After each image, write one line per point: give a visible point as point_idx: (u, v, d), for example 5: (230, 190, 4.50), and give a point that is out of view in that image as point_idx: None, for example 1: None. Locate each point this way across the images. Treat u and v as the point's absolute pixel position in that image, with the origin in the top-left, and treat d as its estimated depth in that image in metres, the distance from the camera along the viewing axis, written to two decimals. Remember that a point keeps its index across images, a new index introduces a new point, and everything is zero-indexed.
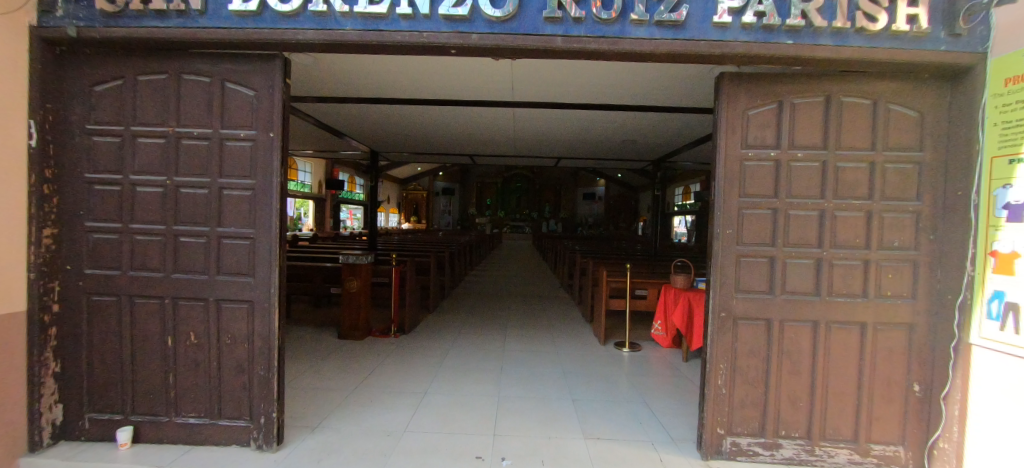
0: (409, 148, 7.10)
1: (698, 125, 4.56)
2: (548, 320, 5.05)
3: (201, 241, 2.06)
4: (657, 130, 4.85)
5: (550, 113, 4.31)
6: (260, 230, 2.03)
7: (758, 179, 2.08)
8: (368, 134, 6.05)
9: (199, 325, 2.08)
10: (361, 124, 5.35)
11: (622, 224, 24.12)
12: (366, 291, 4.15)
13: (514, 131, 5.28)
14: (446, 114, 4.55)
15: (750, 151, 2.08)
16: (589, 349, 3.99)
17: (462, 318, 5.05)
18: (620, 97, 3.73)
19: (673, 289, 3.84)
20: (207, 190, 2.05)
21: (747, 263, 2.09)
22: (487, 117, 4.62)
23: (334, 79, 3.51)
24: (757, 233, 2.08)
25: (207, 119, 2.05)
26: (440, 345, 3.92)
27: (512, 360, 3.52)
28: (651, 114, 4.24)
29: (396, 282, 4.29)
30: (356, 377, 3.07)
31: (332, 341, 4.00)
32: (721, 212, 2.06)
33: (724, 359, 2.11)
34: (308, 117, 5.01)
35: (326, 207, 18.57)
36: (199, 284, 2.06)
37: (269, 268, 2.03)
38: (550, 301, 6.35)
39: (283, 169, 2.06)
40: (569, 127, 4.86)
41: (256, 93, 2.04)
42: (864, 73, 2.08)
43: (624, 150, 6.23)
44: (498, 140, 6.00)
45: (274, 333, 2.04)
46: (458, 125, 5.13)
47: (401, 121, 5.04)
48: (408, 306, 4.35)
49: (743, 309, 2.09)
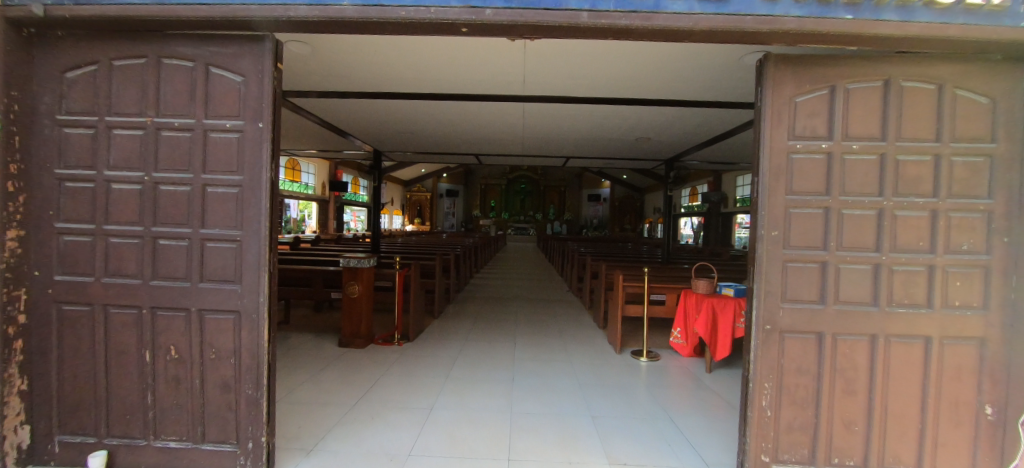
0: (413, 147, 6.91)
1: (718, 121, 4.32)
2: (559, 326, 4.81)
3: (182, 244, 1.85)
4: (674, 127, 4.60)
5: (562, 109, 4.08)
6: (247, 231, 1.81)
7: (808, 174, 1.84)
8: (371, 132, 5.85)
9: (180, 338, 1.86)
10: (364, 121, 5.14)
11: (627, 226, 23.83)
12: (368, 293, 3.91)
13: (523, 129, 5.05)
14: (452, 110, 4.34)
15: (798, 143, 1.84)
16: (604, 358, 3.74)
17: (469, 324, 4.83)
18: (638, 90, 3.49)
19: (694, 295, 3.59)
20: (190, 187, 1.84)
21: (795, 269, 1.85)
22: (495, 113, 4.39)
23: (334, 71, 3.30)
24: (807, 235, 1.84)
25: (189, 108, 1.85)
26: (446, 354, 3.69)
27: (523, 372, 3.28)
28: (670, 110, 3.99)
29: (400, 286, 4.07)
30: (357, 391, 2.85)
31: (332, 349, 3.78)
32: (767, 212, 1.82)
33: (769, 377, 1.86)
34: (309, 113, 4.83)
35: (330, 209, 18.46)
36: (180, 292, 1.85)
37: (257, 275, 1.81)
38: (560, 306, 6.10)
39: (274, 163, 1.84)
40: (581, 123, 4.63)
41: (243, 79, 1.83)
42: (929, 54, 1.83)
43: (636, 149, 5.99)
44: (506, 139, 5.78)
45: (263, 348, 1.82)
46: (464, 123, 4.91)
47: (404, 118, 4.83)
48: (412, 312, 4.13)
49: (790, 321, 1.85)
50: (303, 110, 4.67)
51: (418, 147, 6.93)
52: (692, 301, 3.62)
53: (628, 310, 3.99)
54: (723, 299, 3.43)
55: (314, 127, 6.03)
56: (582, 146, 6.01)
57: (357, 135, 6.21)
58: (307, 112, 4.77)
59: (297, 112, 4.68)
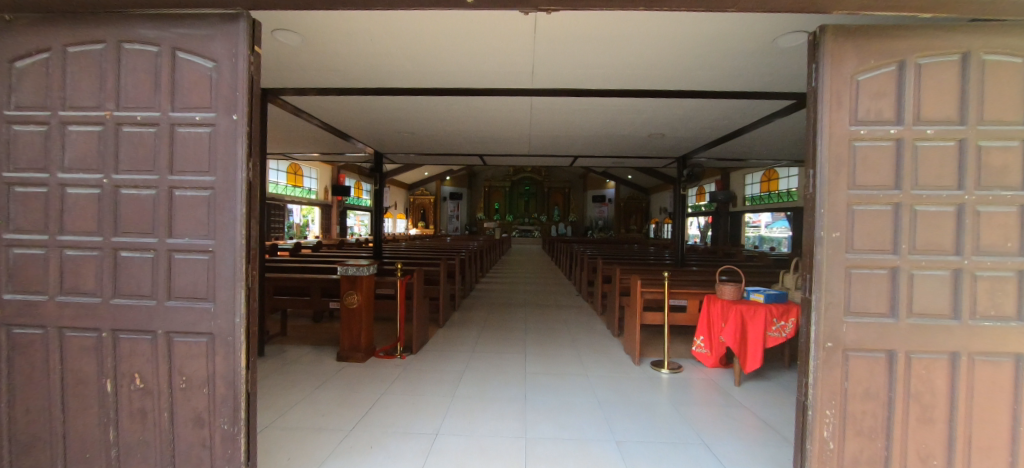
0: (416, 148, 6.68)
1: (740, 114, 4.02)
2: (571, 334, 4.53)
3: (147, 256, 1.60)
4: (691, 121, 4.31)
5: (572, 103, 3.82)
6: (220, 241, 1.57)
7: (874, 164, 1.57)
8: (371, 133, 5.61)
9: (146, 364, 1.61)
10: (363, 121, 4.89)
11: (633, 227, 23.46)
12: (368, 303, 3.64)
13: (530, 126, 4.79)
14: (455, 106, 4.09)
15: (862, 129, 1.57)
16: (622, 370, 3.46)
17: (476, 333, 4.56)
18: (655, 80, 3.22)
19: (719, 302, 3.30)
20: (155, 191, 1.60)
21: (860, 276, 1.57)
22: (500, 109, 4.13)
23: (327, 64, 3.07)
24: (874, 236, 1.57)
25: (154, 100, 1.61)
26: (452, 368, 3.42)
27: (536, 388, 3.02)
28: (688, 102, 3.71)
29: (402, 294, 3.81)
30: (353, 413, 2.59)
31: (329, 364, 3.53)
32: (827, 210, 1.55)
33: (832, 402, 1.58)
34: (306, 113, 4.62)
35: (332, 214, 18.33)
36: (145, 312, 1.60)
37: (232, 291, 1.56)
38: (571, 312, 5.80)
39: (251, 162, 1.60)
40: (592, 119, 4.36)
41: (215, 64, 1.59)
42: (1015, 20, 1.55)
43: (648, 146, 5.71)
44: (512, 138, 5.51)
45: (239, 376, 1.57)
46: (468, 120, 4.65)
47: (405, 116, 4.59)
48: (415, 322, 3.86)
49: (855, 337, 1.57)
50: (299, 110, 4.46)
51: (421, 148, 6.68)
52: (717, 307, 3.30)
53: (647, 318, 3.69)
54: (752, 305, 3.12)
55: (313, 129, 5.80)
56: (591, 144, 5.74)
57: (357, 137, 5.98)
58: (304, 113, 4.56)
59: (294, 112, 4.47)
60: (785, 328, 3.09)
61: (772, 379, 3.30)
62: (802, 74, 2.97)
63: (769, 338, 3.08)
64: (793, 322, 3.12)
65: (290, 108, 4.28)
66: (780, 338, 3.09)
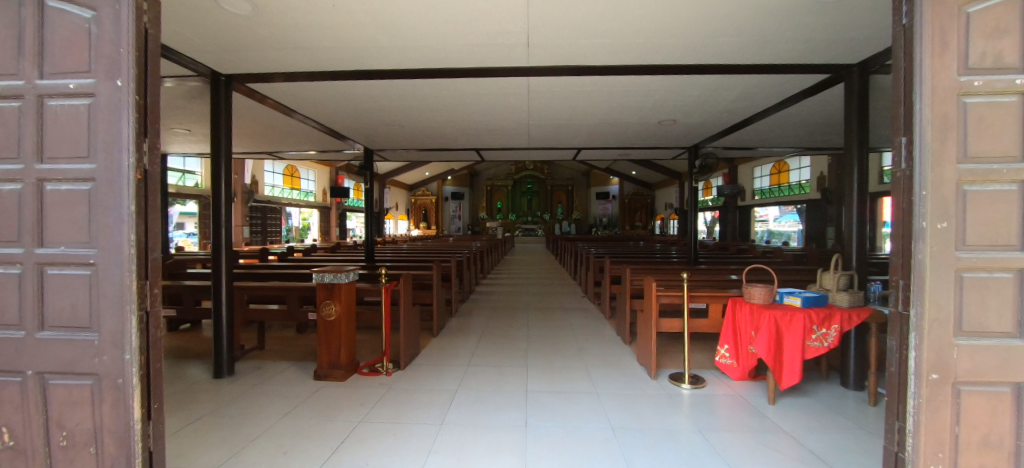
0: (408, 144, 6.28)
1: (763, 93, 3.56)
2: (578, 342, 4.11)
3: (12, 271, 1.20)
4: (707, 104, 3.86)
5: (575, 84, 3.39)
6: (101, 250, 1.16)
7: (992, 128, 1.13)
8: (358, 126, 5.20)
9: (13, 415, 1.21)
10: (346, 112, 4.48)
11: (638, 224, 23.01)
12: (347, 314, 3.22)
13: (529, 114, 4.36)
14: (444, 91, 3.67)
15: (975, 79, 1.13)
16: (637, 386, 3.04)
17: (473, 344, 4.14)
18: (667, 52, 2.80)
19: (747, 307, 2.86)
20: (20, 185, 1.20)
21: (975, 282, 1.14)
22: (493, 94, 3.72)
23: (290, 40, 2.68)
24: (995, 226, 1.13)
25: (15, 64, 1.20)
26: (443, 388, 3.00)
27: (538, 412, 2.61)
28: (705, 80, 3.28)
29: (387, 303, 3.40)
30: (322, 450, 2.18)
31: (305, 384, 3.13)
32: (928, 192, 1.13)
33: (940, 456, 1.15)
34: (296, 112, 4.54)
35: (331, 216, 18.04)
36: (11, 347, 1.20)
37: (120, 317, 1.16)
38: (577, 316, 5.38)
39: (143, 145, 1.20)
40: (596, 104, 3.93)
41: (94, 14, 1.18)
42: None
43: (657, 135, 5.27)
44: (510, 128, 5.09)
45: (133, 430, 1.18)
46: (460, 108, 4.24)
47: (391, 105, 4.18)
48: (404, 334, 3.45)
49: (970, 366, 1.14)
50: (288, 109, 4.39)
51: (414, 143, 6.28)
52: (745, 313, 2.85)
53: (664, 326, 3.25)
54: (788, 310, 2.66)
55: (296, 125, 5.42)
56: (595, 134, 5.32)
57: (345, 132, 5.58)
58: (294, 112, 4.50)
59: (282, 110, 4.41)
60: (827, 336, 2.63)
61: (811, 396, 2.86)
62: (843, 38, 2.53)
63: (809, 348, 2.63)
64: (837, 329, 2.64)
65: (276, 105, 4.22)
66: (821, 349, 2.63)
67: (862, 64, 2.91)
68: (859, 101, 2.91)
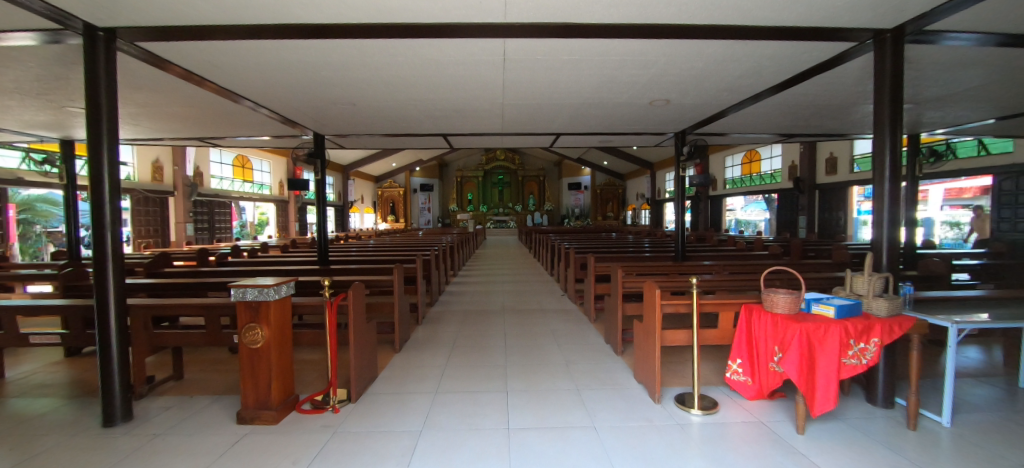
0: (365, 128, 5.53)
1: (774, 66, 3.11)
2: (564, 355, 3.58)
3: None
4: (708, 79, 3.38)
5: (562, 50, 2.81)
6: None
7: None
8: (304, 108, 4.42)
9: None
10: (282, 88, 3.69)
11: (610, 214, 22.98)
12: (279, 339, 2.53)
13: (505, 90, 3.75)
14: (402, 57, 2.98)
15: None
16: (642, 415, 2.52)
17: (442, 360, 3.54)
18: (679, 7, 2.24)
19: (769, 317, 2.40)
20: None
21: None
22: (462, 62, 3.08)
23: None
24: None
25: None
26: (406, 430, 2.38)
27: (525, 460, 2.05)
28: (713, 49, 2.77)
29: (333, 323, 2.73)
30: None
31: (223, 432, 2.42)
32: None
33: None
34: (246, 98, 4.10)
35: (289, 210, 16.78)
36: None
37: None
38: (559, 320, 4.86)
39: None
40: (584, 78, 3.38)
41: None
42: None
43: (645, 118, 4.78)
44: (482, 109, 4.45)
45: None
46: (423, 82, 3.56)
47: (337, 77, 3.44)
48: (357, 359, 2.80)
49: None
50: (236, 94, 3.95)
51: (373, 128, 5.54)
52: (767, 325, 2.39)
53: (667, 340, 2.75)
54: (820, 321, 2.21)
55: (240, 111, 4.64)
56: (576, 117, 4.79)
57: (288, 114, 4.74)
58: (244, 98, 4.06)
59: (228, 96, 3.96)
60: (866, 352, 2.22)
61: (844, 422, 2.43)
62: None
63: (844, 367, 2.21)
64: (876, 344, 2.23)
65: (220, 90, 3.78)
66: (858, 366, 2.23)
67: (897, 29, 2.49)
68: (893, 74, 2.50)
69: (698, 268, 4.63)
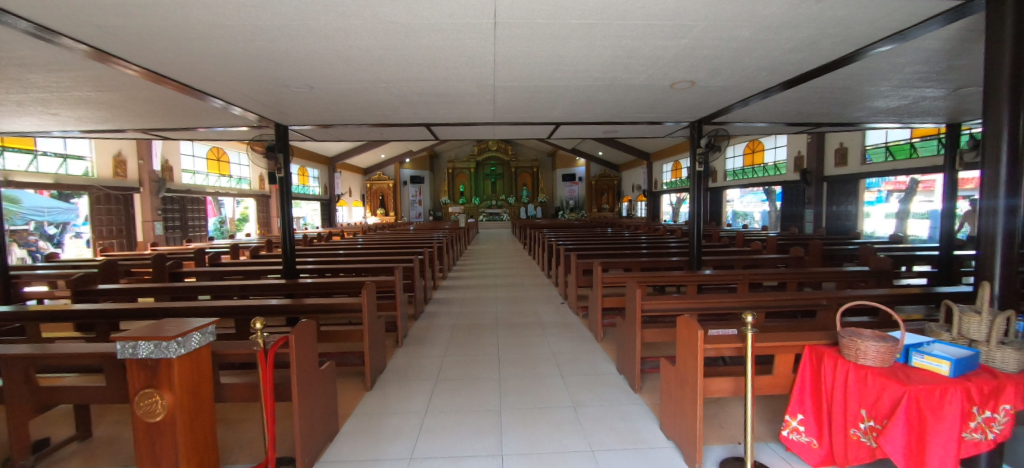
0: (336, 116, 4.78)
1: (838, 35, 2.44)
2: (571, 393, 2.94)
3: None
4: (750, 53, 2.70)
5: (577, 9, 2.09)
6: None
7: None
8: (255, 93, 3.66)
9: None
10: (217, 64, 2.94)
11: (605, 206, 22.44)
12: (192, 405, 1.86)
13: (496, 66, 3.03)
14: (361, 18, 2.25)
15: None
16: None
17: (421, 403, 2.88)
18: None
19: (852, 369, 1.78)
20: None
21: None
22: (439, 27, 2.36)
23: None
24: None
25: None
26: None
27: None
28: (776, 8, 2.07)
29: (270, 378, 2.05)
30: None
31: None
32: None
33: None
34: (215, 97, 3.79)
35: (271, 205, 15.96)
36: None
37: None
38: (560, 338, 4.23)
39: None
40: (598, 50, 2.68)
41: None
42: None
43: (660, 104, 4.13)
44: (469, 92, 3.75)
45: None
46: (394, 55, 2.83)
47: (284, 51, 2.71)
48: (304, 420, 2.13)
49: None
50: (201, 92, 3.62)
51: (345, 116, 4.80)
52: (850, 380, 1.77)
53: (708, 391, 2.12)
54: (933, 382, 1.60)
55: (192, 103, 3.99)
56: (579, 103, 4.13)
57: (238, 101, 3.97)
58: (208, 95, 3.70)
59: (192, 94, 3.63)
60: (992, 423, 1.63)
61: None
62: None
63: (963, 444, 1.61)
64: (1004, 412, 1.64)
65: (182, 87, 3.45)
66: (981, 443, 1.63)
67: None
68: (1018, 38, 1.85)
69: (721, 279, 4.01)
